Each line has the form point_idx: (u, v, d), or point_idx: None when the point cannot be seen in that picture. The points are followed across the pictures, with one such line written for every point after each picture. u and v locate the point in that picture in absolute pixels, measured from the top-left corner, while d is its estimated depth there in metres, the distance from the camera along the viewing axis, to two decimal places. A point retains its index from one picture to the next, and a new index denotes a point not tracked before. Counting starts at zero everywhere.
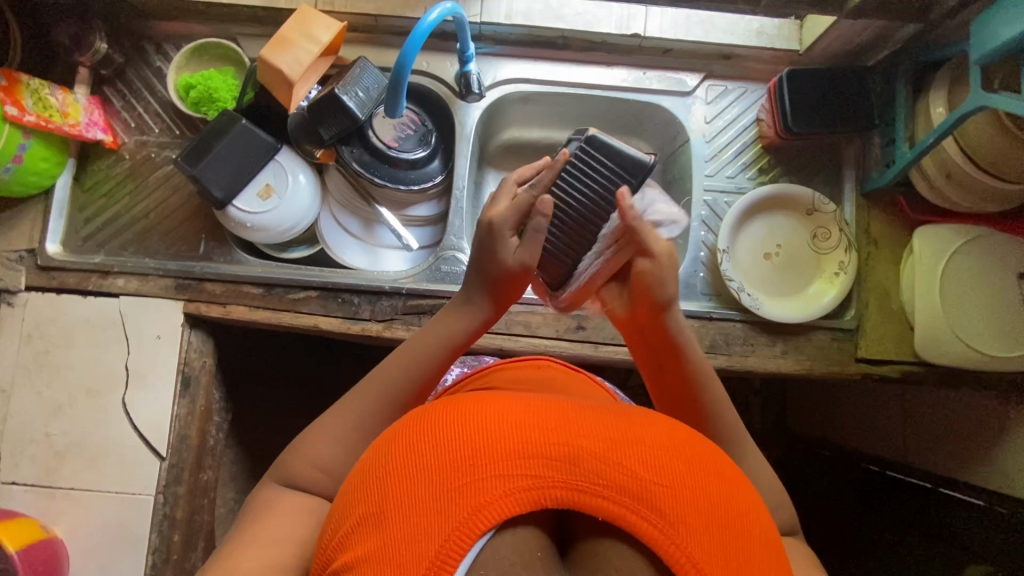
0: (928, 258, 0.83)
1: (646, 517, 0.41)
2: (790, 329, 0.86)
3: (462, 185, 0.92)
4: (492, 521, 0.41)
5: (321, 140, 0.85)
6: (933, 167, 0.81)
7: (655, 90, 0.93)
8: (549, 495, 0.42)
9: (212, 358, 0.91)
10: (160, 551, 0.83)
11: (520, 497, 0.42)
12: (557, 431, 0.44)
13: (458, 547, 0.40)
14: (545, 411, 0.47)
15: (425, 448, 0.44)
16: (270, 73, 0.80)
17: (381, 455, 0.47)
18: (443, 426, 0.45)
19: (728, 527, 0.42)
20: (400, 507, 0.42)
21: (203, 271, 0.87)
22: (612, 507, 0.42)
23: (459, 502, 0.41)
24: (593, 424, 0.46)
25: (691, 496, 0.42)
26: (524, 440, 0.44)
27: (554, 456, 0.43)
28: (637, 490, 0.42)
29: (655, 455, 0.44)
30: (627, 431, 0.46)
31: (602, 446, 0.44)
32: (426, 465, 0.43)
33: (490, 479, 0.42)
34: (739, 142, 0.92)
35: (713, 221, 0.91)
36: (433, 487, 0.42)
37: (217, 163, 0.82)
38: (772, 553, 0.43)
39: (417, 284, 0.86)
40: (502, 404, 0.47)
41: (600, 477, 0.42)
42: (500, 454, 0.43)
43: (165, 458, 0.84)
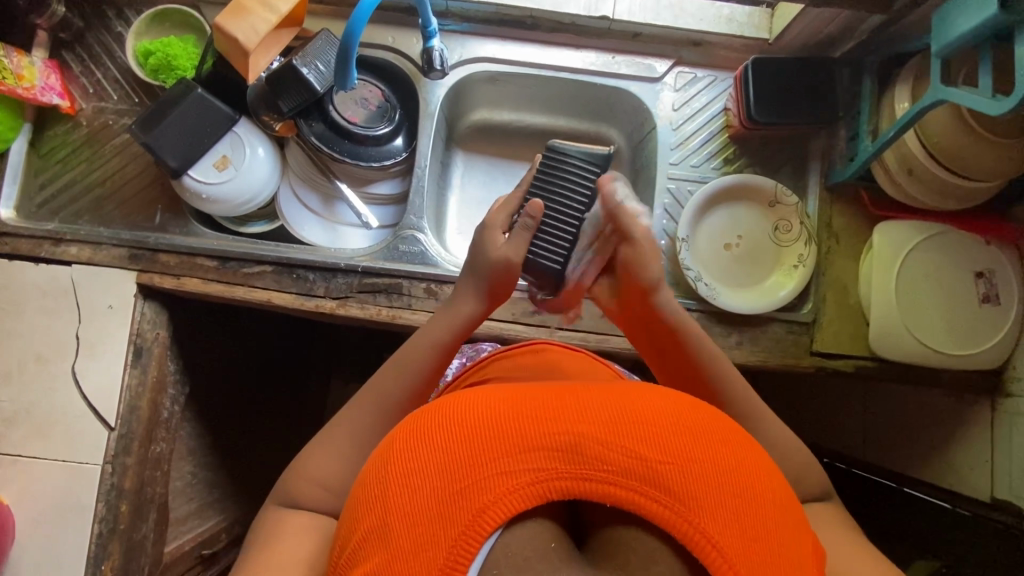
0: (885, 253, 0.83)
1: (657, 498, 0.42)
2: (747, 320, 0.85)
3: (424, 164, 0.90)
4: (502, 518, 0.41)
5: (281, 112, 0.84)
6: (894, 161, 0.81)
7: (623, 75, 0.92)
8: (556, 485, 0.42)
9: (167, 330, 0.90)
10: (107, 521, 0.83)
11: (526, 490, 0.42)
12: (556, 420, 0.45)
13: (469, 546, 0.41)
14: (542, 398, 0.47)
15: (425, 454, 0.44)
16: (227, 42, 0.78)
17: (379, 465, 0.46)
18: (439, 428, 0.45)
19: (742, 494, 0.42)
20: (403, 517, 0.42)
21: (156, 242, 0.86)
22: (621, 493, 0.42)
23: (466, 502, 0.42)
24: (591, 406, 0.46)
25: (700, 469, 0.42)
26: (524, 432, 0.44)
27: (554, 446, 0.43)
28: (642, 472, 0.42)
29: (659, 429, 0.44)
30: (630, 409, 0.46)
31: (602, 431, 0.44)
32: (427, 472, 0.43)
33: (493, 476, 0.42)
34: (706, 130, 0.91)
35: (676, 210, 0.90)
36: (438, 493, 0.42)
37: (171, 131, 0.81)
38: (788, 518, 0.43)
39: (374, 263, 0.85)
40: (498, 396, 0.47)
41: (605, 462, 0.43)
42: (499, 450, 0.43)
43: (114, 428, 0.84)
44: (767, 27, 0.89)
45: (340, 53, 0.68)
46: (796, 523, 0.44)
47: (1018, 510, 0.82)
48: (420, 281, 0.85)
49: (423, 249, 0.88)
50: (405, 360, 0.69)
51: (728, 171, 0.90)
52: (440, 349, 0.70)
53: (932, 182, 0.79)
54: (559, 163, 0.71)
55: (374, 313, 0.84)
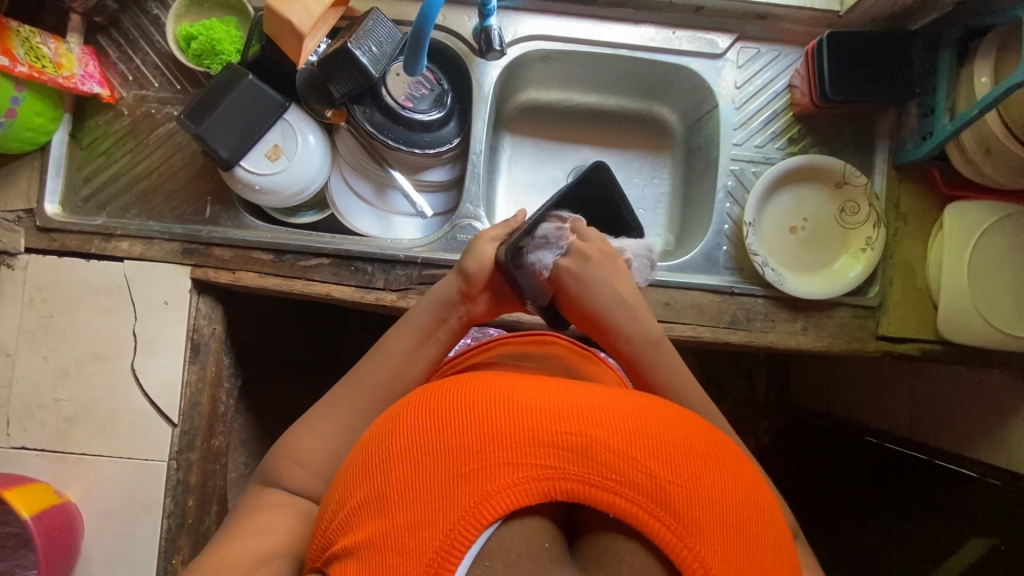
0: (958, 234, 0.81)
1: (657, 515, 0.43)
2: (812, 306, 0.84)
3: (479, 150, 0.87)
4: (499, 512, 0.43)
5: (332, 98, 0.81)
6: (972, 140, 0.78)
7: (684, 51, 0.88)
8: (559, 487, 0.44)
9: (222, 325, 0.89)
10: (175, 516, 0.83)
11: (528, 488, 0.44)
12: (571, 420, 0.46)
13: (465, 537, 0.42)
14: (560, 399, 0.47)
15: (434, 431, 0.46)
16: (279, 26, 0.75)
17: (385, 437, 0.48)
18: (453, 412, 0.47)
19: (737, 526, 0.44)
20: (406, 491, 0.44)
21: (210, 236, 0.84)
22: (621, 502, 0.43)
23: (468, 491, 0.43)
24: (609, 412, 0.47)
25: (704, 492, 0.44)
26: (534, 430, 0.45)
27: (566, 447, 0.44)
28: (648, 487, 0.44)
29: (670, 447, 0.46)
30: (645, 422, 0.47)
31: (614, 438, 0.45)
32: (434, 452, 0.45)
33: (499, 467, 0.44)
34: (770, 109, 0.88)
35: (740, 192, 0.87)
36: (442, 476, 0.44)
37: (222, 121, 0.77)
38: (781, 554, 0.45)
39: (432, 253, 0.84)
40: (514, 389, 0.48)
41: (612, 470, 0.44)
42: (510, 443, 0.44)
43: (177, 425, 0.83)
44: None
45: (414, 35, 0.70)
46: (784, 555, 0.46)
47: None
48: None
49: None
50: (384, 339, 0.73)
51: (795, 150, 0.88)
52: (413, 328, 0.73)
53: (1012, 161, 0.76)
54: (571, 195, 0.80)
55: None
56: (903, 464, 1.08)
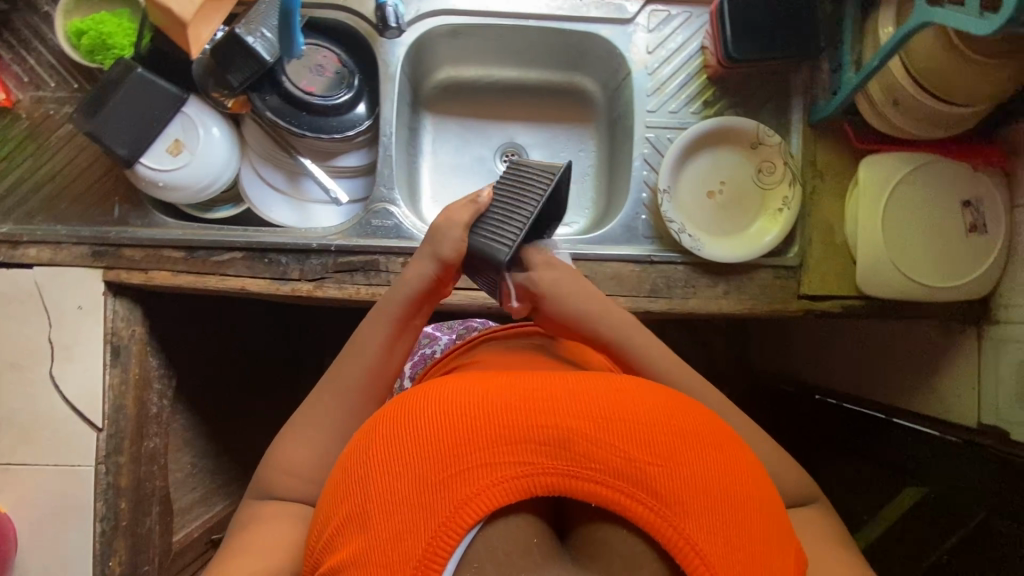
0: (872, 188, 0.81)
1: (639, 498, 0.42)
2: (733, 269, 0.84)
3: (390, 132, 0.85)
4: (481, 512, 0.42)
5: (231, 88, 0.79)
6: (879, 92, 0.78)
7: (593, 18, 0.86)
8: (539, 482, 0.43)
9: (144, 326, 0.87)
10: (108, 519, 0.83)
11: (509, 484, 0.42)
12: (544, 413, 0.45)
13: (448, 540, 0.41)
14: (531, 393, 0.46)
15: (407, 438, 0.45)
16: (162, 15, 0.72)
17: (362, 452, 0.47)
18: (424, 418, 0.45)
19: (726, 499, 0.43)
20: (384, 505, 0.42)
21: (119, 236, 0.82)
22: (603, 490, 0.42)
23: (446, 496, 0.42)
24: (583, 400, 0.46)
25: (686, 470, 0.43)
26: (510, 427, 0.44)
27: (541, 440, 0.43)
28: (628, 471, 0.42)
29: (649, 427, 0.45)
30: (619, 406, 0.46)
31: (591, 426, 0.44)
32: (409, 461, 0.43)
33: (475, 469, 0.42)
34: (683, 73, 0.87)
35: (656, 159, 0.86)
36: (419, 483, 0.42)
37: (117, 118, 0.76)
38: (771, 520, 0.44)
39: (346, 240, 0.83)
40: (484, 388, 0.47)
41: (591, 459, 0.43)
42: (485, 443, 0.43)
43: (102, 429, 0.83)
44: None
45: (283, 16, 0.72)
46: (774, 526, 0.45)
47: (1002, 433, 0.83)
48: (397, 256, 0.82)
49: (397, 222, 0.84)
50: (359, 338, 0.68)
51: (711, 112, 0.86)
52: (388, 323, 0.69)
53: (920, 110, 0.76)
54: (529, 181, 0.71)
55: (352, 292, 0.81)
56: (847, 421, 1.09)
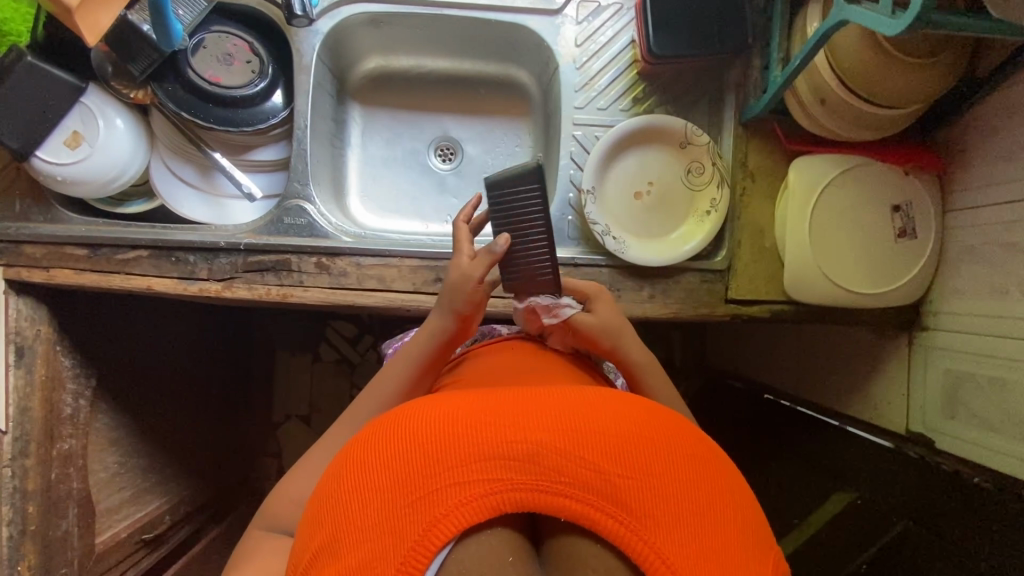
0: (800, 191, 0.78)
1: (611, 513, 0.38)
2: (660, 273, 0.82)
3: (304, 126, 0.81)
4: (454, 532, 0.37)
5: (133, 77, 0.76)
6: (807, 92, 0.75)
7: (519, 9, 0.82)
8: (510, 499, 0.38)
9: (51, 326, 0.85)
10: (16, 523, 0.81)
11: (480, 503, 0.38)
12: (515, 426, 0.41)
13: (417, 565, 0.36)
14: (502, 406, 0.43)
15: (377, 459, 0.40)
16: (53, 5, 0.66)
17: (333, 477, 0.42)
18: (394, 437, 0.41)
19: (710, 515, 0.39)
20: (351, 532, 0.38)
21: (17, 233, 0.78)
22: (577, 506, 0.38)
23: (414, 517, 0.37)
24: (555, 412, 0.42)
25: (660, 482, 0.39)
26: (479, 441, 0.40)
27: (513, 455, 0.39)
28: (601, 486, 0.39)
29: (626, 437, 0.41)
30: (592, 418, 0.42)
31: (564, 439, 0.40)
32: (377, 482, 0.39)
33: (446, 487, 0.38)
34: (613, 68, 0.84)
35: (583, 157, 0.84)
36: (386, 505, 0.38)
37: (8, 108, 0.72)
38: (753, 532, 0.40)
39: (257, 239, 0.79)
40: (455, 404, 0.43)
41: (563, 472, 0.39)
42: (455, 458, 0.39)
43: (6, 432, 0.80)
44: None
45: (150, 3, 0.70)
46: (764, 545, 0.40)
47: (928, 441, 0.82)
48: (310, 255, 0.80)
49: (310, 220, 0.82)
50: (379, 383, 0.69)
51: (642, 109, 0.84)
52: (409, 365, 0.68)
53: (847, 112, 0.73)
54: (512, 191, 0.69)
55: (263, 292, 0.79)
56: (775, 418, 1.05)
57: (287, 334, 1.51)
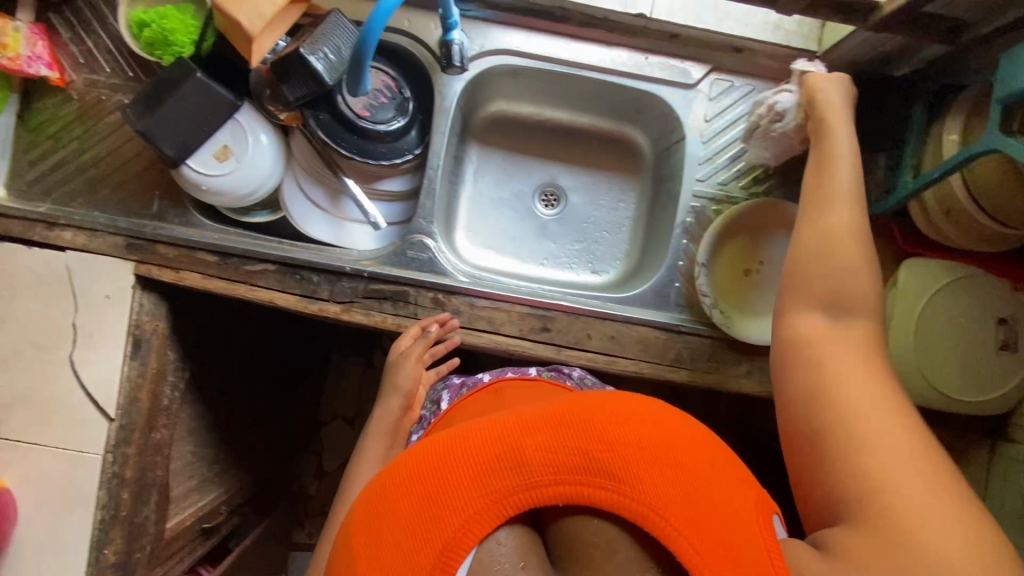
0: (910, 293, 0.81)
1: (605, 488, 0.40)
2: (760, 350, 0.84)
3: (438, 164, 0.86)
4: (468, 548, 0.40)
5: (287, 102, 0.78)
6: (934, 202, 0.76)
7: (656, 79, 0.85)
8: (510, 500, 0.40)
9: (167, 321, 0.88)
10: (109, 508, 0.84)
11: (483, 516, 0.40)
12: (494, 440, 0.42)
13: None
14: (478, 425, 0.44)
15: (375, 510, 0.42)
16: (229, 24, 0.72)
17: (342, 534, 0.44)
18: (388, 481, 0.43)
19: (695, 470, 0.41)
20: None
21: (154, 233, 0.82)
22: (571, 492, 0.40)
23: (432, 536, 0.39)
24: (529, 416, 0.43)
25: (642, 450, 0.41)
26: (465, 457, 0.42)
27: (500, 464, 0.41)
28: (586, 466, 0.40)
29: (607, 417, 0.42)
30: (563, 411, 0.43)
31: (544, 438, 0.42)
32: (384, 529, 0.41)
33: (448, 512, 0.40)
34: (737, 145, 0.86)
35: (697, 229, 0.86)
36: (395, 549, 0.40)
37: (171, 117, 0.75)
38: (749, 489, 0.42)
39: (380, 268, 0.83)
40: (434, 441, 0.44)
41: (549, 467, 0.41)
42: (449, 482, 0.41)
43: (114, 419, 0.84)
44: (816, 37, 0.82)
45: (355, 56, 0.70)
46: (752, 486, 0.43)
47: None
48: (428, 290, 0.83)
49: (431, 256, 0.85)
50: (352, 468, 0.78)
51: (728, 212, 0.83)
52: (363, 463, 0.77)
53: (970, 226, 0.75)
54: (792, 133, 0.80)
55: (379, 320, 0.82)
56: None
57: (345, 338, 1.54)
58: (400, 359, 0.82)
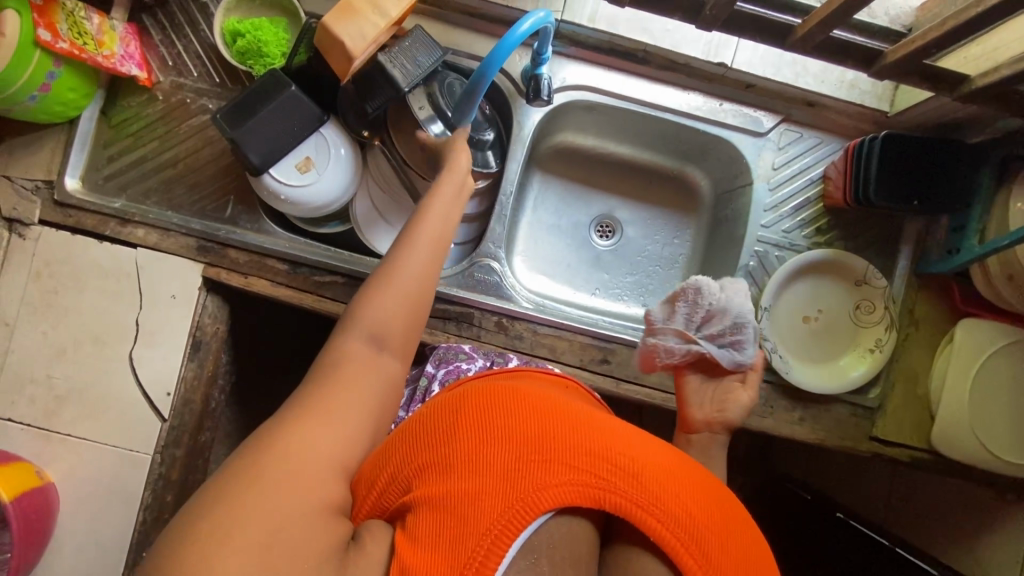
0: (965, 353, 0.82)
1: (685, 544, 0.45)
2: (813, 397, 0.85)
3: (510, 190, 0.87)
4: (550, 508, 0.44)
5: (367, 113, 0.80)
6: (996, 266, 0.78)
7: (728, 125, 0.87)
8: (610, 499, 0.45)
9: (225, 325, 0.88)
10: (152, 509, 0.82)
11: (581, 495, 0.44)
12: (621, 448, 0.48)
13: (512, 530, 0.42)
14: (615, 433, 0.49)
15: (498, 421, 0.47)
16: (330, 42, 0.73)
17: (452, 411, 0.49)
18: (523, 413, 0.48)
19: None
20: (469, 465, 0.44)
21: (227, 237, 0.83)
22: (659, 529, 0.45)
23: (537, 481, 0.44)
24: (655, 455, 0.49)
25: (725, 539, 0.46)
26: (596, 445, 0.47)
27: (620, 466, 0.46)
28: (682, 519, 0.46)
29: (707, 497, 0.48)
30: (681, 472, 0.49)
31: (662, 477, 0.47)
32: (499, 440, 0.46)
33: (561, 467, 0.45)
34: (802, 195, 0.88)
35: (761, 274, 0.87)
36: (501, 465, 0.44)
37: (262, 128, 0.76)
38: None
39: (448, 288, 0.84)
40: (570, 410, 0.50)
41: (656, 493, 0.46)
42: (572, 448, 0.46)
43: (167, 420, 0.82)
44: (888, 98, 0.85)
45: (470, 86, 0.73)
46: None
47: None
48: (492, 314, 0.84)
49: (499, 279, 0.86)
50: (393, 263, 0.59)
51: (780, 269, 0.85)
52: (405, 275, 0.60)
53: None
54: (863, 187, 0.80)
55: (443, 341, 0.82)
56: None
57: None
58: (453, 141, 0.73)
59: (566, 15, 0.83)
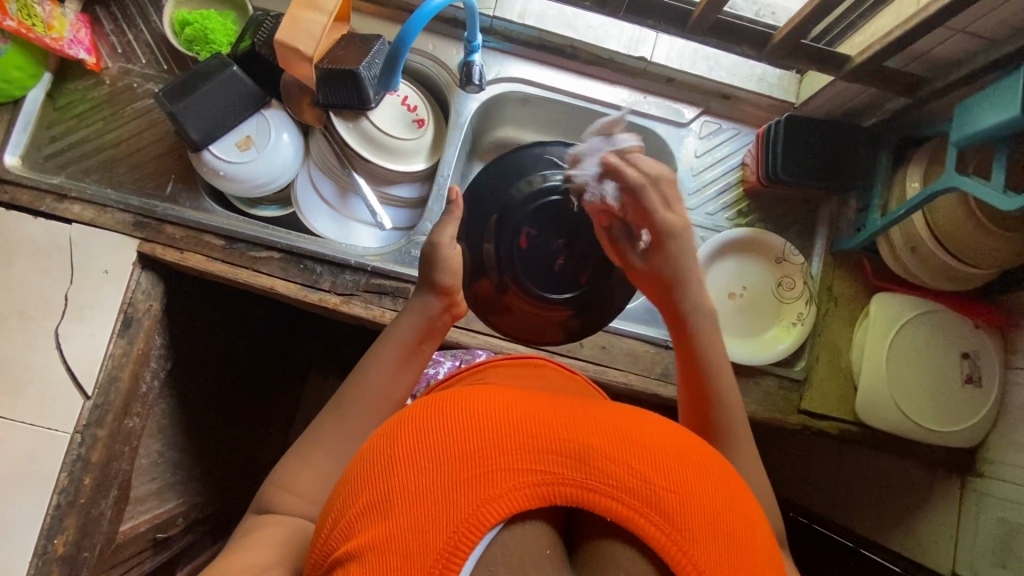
0: (880, 323, 0.86)
1: (655, 520, 0.36)
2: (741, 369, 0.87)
3: (446, 175, 0.89)
4: (503, 517, 0.36)
5: (315, 101, 0.84)
6: (900, 238, 0.83)
7: (652, 116, 0.93)
8: (561, 491, 0.37)
9: (160, 303, 0.87)
10: (66, 492, 0.78)
11: (529, 493, 0.37)
12: (564, 426, 0.39)
13: (460, 553, 0.35)
14: (554, 406, 0.41)
15: (428, 430, 0.39)
16: (287, 53, 0.78)
17: (385, 436, 0.40)
18: (447, 416, 0.39)
19: (753, 561, 0.37)
20: (402, 494, 0.36)
21: (164, 213, 0.84)
22: (619, 508, 0.37)
23: (471, 488, 0.36)
24: (603, 420, 0.41)
25: (700, 503, 0.37)
26: (536, 432, 0.39)
27: (566, 452, 0.38)
28: (644, 493, 0.37)
29: (675, 459, 0.39)
30: (635, 431, 0.40)
31: (613, 445, 0.39)
32: (430, 458, 0.37)
33: (498, 471, 0.37)
34: (724, 180, 0.94)
35: None
36: (436, 485, 0.36)
37: (200, 104, 0.79)
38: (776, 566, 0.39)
39: (384, 264, 0.85)
40: (502, 395, 0.42)
41: (609, 474, 0.37)
42: (510, 443, 0.38)
43: (90, 397, 0.80)
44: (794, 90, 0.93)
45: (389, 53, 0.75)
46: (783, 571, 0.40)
47: None
48: None
49: None
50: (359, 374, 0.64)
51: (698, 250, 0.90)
52: (394, 348, 0.65)
53: (934, 262, 0.81)
54: (773, 156, 0.85)
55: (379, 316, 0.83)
56: (809, 539, 1.03)
57: None
58: (364, 164, 0.89)
59: (499, 12, 0.90)
